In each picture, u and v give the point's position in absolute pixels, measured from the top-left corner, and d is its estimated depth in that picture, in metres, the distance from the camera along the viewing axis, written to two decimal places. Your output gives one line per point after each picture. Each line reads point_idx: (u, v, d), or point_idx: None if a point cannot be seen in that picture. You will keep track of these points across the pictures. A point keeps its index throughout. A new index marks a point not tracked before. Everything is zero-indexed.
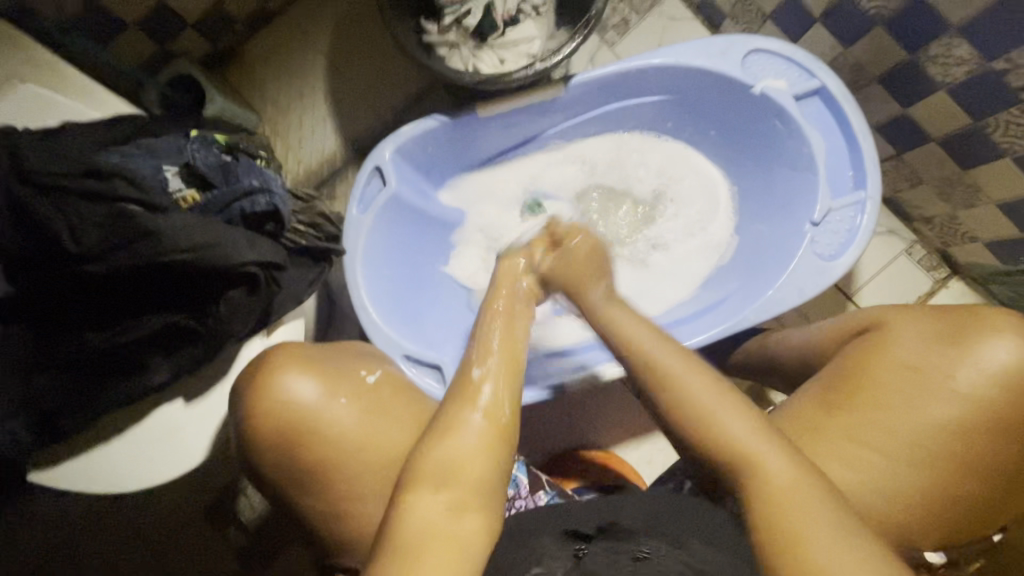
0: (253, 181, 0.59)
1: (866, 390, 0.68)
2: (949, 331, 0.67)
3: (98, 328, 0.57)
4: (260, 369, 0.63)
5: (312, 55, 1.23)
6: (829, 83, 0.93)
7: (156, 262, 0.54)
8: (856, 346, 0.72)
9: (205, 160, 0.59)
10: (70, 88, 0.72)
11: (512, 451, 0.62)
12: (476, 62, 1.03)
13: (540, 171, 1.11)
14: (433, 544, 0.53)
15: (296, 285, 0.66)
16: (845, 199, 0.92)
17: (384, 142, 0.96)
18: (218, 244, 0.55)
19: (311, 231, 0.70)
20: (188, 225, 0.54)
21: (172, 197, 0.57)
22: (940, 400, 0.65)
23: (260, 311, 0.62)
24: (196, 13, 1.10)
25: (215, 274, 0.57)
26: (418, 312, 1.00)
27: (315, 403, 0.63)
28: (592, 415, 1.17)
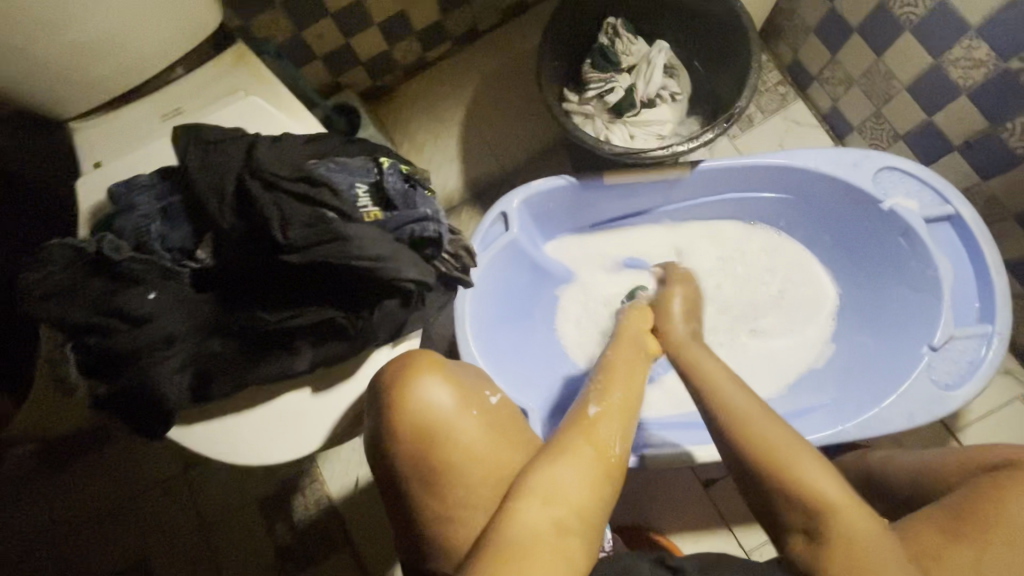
0: (427, 210, 0.66)
1: (1002, 527, 0.61)
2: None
3: (268, 309, 0.64)
4: (399, 371, 0.64)
5: (455, 103, 1.37)
6: (964, 211, 0.92)
7: (338, 264, 0.60)
8: (993, 477, 0.66)
9: (393, 184, 0.66)
10: (282, 105, 0.82)
11: (614, 487, 0.65)
12: (609, 133, 1.11)
13: (647, 243, 1.16)
14: (538, 553, 0.56)
15: (433, 308, 0.71)
16: (968, 330, 0.89)
17: (514, 191, 1.03)
18: (390, 258, 0.62)
19: (454, 261, 0.73)
20: (370, 238, 0.61)
21: (359, 210, 0.63)
22: None
23: (400, 324, 0.68)
24: (370, 53, 1.26)
25: (378, 285, 0.63)
26: (512, 353, 1.03)
27: (450, 412, 0.63)
28: (657, 497, 1.14)
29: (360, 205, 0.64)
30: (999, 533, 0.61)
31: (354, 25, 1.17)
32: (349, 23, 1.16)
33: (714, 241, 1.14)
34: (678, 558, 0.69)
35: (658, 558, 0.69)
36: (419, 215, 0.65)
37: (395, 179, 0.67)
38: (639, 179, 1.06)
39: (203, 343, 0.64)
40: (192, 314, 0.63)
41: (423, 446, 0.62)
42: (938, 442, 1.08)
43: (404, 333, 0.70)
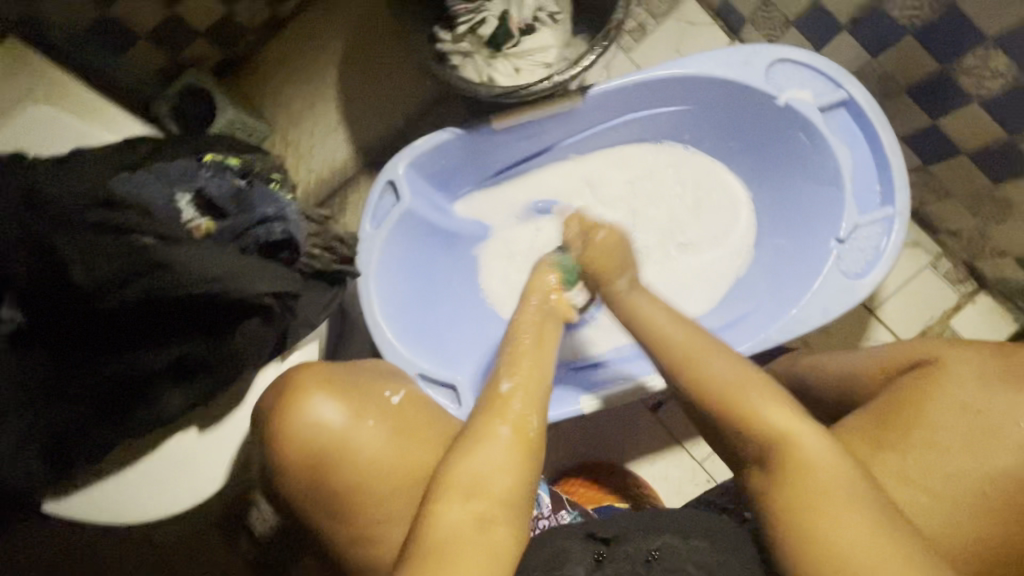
0: (268, 210, 0.59)
1: (919, 429, 0.67)
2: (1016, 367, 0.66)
3: (109, 360, 0.56)
4: (285, 394, 0.62)
5: (323, 62, 1.22)
6: (856, 95, 0.90)
7: (173, 296, 0.54)
8: (907, 380, 0.71)
9: (218, 189, 0.59)
10: (82, 109, 0.71)
11: (539, 462, 0.63)
12: (491, 71, 1.01)
13: (555, 183, 1.09)
14: (466, 550, 0.55)
15: (308, 311, 0.68)
16: (872, 216, 0.89)
17: (398, 156, 0.94)
18: (236, 277, 0.56)
19: (326, 254, 0.68)
20: (206, 259, 0.55)
21: (185, 225, 0.57)
22: (1004, 449, 0.64)
23: (276, 338, 0.63)
24: (207, 20, 1.08)
25: (232, 307, 0.57)
26: (431, 327, 0.98)
27: (343, 427, 0.62)
28: (610, 435, 1.15)
29: (186, 220, 0.58)
30: (918, 435, 0.66)
31: None
32: None
33: (621, 168, 1.09)
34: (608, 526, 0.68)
35: (587, 532, 0.67)
36: (261, 216, 0.59)
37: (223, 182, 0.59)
38: (531, 117, 0.98)
39: (43, 414, 0.56)
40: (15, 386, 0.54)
41: (327, 468, 0.62)
42: (860, 325, 1.12)
43: (291, 342, 0.69)
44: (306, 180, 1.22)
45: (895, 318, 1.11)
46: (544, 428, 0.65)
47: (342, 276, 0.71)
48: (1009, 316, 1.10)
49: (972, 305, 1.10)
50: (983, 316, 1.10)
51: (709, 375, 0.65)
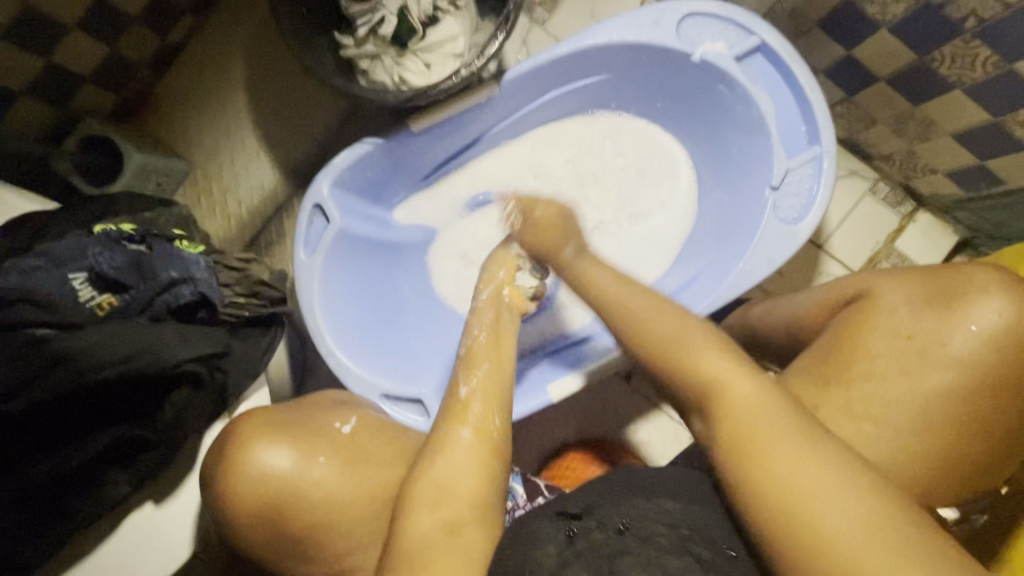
0: (173, 273, 0.66)
1: (862, 366, 0.68)
2: (938, 292, 0.69)
3: (46, 455, 0.61)
4: (232, 445, 0.63)
5: (230, 86, 1.16)
6: (768, 38, 0.88)
7: (92, 380, 0.60)
8: (842, 317, 0.74)
9: (111, 263, 0.65)
10: None
11: (504, 460, 0.64)
12: (401, 71, 0.97)
13: (491, 172, 1.06)
14: (439, 552, 0.57)
15: (250, 358, 0.69)
16: (801, 157, 0.89)
17: (320, 176, 0.90)
18: (147, 348, 0.62)
19: (252, 300, 0.72)
20: (117, 334, 0.61)
21: (88, 305, 0.64)
22: (937, 369, 0.66)
23: (215, 399, 0.67)
24: (93, 63, 1.01)
25: (155, 377, 0.63)
26: (389, 343, 0.97)
27: (294, 469, 0.63)
28: (586, 412, 1.17)
29: (85, 299, 0.64)
30: (860, 367, 0.69)
31: (43, 41, 0.91)
32: (32, 40, 0.90)
33: (554, 147, 1.07)
34: (574, 501, 0.67)
35: (556, 511, 0.66)
36: (167, 280, 0.66)
37: (121, 254, 0.66)
38: (450, 113, 0.95)
39: None
40: None
41: (284, 509, 0.63)
42: (810, 261, 1.14)
43: (234, 399, 0.69)
44: (237, 212, 1.17)
45: (842, 249, 1.13)
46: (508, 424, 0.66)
47: (277, 316, 0.74)
48: (949, 229, 1.12)
49: (914, 225, 1.13)
50: (925, 232, 1.12)
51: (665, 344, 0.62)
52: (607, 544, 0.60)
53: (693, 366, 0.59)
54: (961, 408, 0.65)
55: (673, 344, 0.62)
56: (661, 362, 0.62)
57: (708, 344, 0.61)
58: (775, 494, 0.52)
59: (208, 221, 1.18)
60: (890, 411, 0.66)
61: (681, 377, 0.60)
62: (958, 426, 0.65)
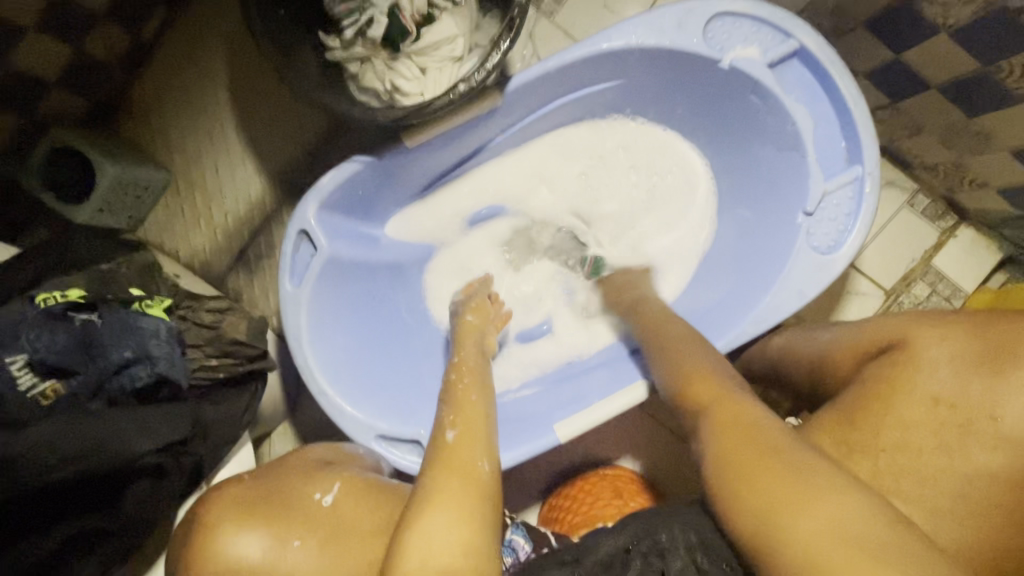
0: (126, 354, 0.63)
1: (905, 433, 0.61)
2: (991, 354, 0.60)
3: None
4: (202, 527, 0.59)
5: (211, 87, 1.07)
6: (808, 43, 0.78)
7: (42, 481, 0.58)
8: (879, 365, 0.66)
9: (54, 347, 0.60)
10: None
11: (493, 510, 0.60)
12: (394, 76, 0.88)
13: (495, 186, 0.98)
14: None
15: (227, 422, 0.68)
16: (840, 179, 0.79)
17: (305, 199, 0.82)
18: (101, 445, 0.60)
19: (225, 361, 0.69)
20: (64, 434, 0.58)
21: (31, 395, 0.59)
22: (985, 447, 0.58)
23: (188, 473, 0.66)
24: (56, 67, 0.92)
25: (118, 469, 0.61)
26: (383, 374, 0.90)
27: (264, 557, 0.58)
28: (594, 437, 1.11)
29: (25, 387, 0.59)
30: (902, 435, 0.62)
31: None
32: None
33: (563, 156, 0.98)
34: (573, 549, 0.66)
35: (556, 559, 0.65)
36: (120, 360, 0.63)
37: (68, 332, 0.62)
38: (449, 126, 0.85)
39: None
40: None
41: None
42: (838, 279, 1.05)
43: (207, 473, 0.69)
44: (223, 223, 1.09)
45: (874, 267, 1.04)
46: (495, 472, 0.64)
47: (254, 376, 0.71)
48: (992, 245, 1.03)
49: (954, 241, 1.03)
50: (966, 249, 1.03)
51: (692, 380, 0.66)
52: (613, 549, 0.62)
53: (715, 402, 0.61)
54: (1016, 496, 0.57)
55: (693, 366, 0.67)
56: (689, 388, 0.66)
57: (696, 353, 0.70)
58: (755, 504, 0.51)
59: (191, 235, 1.10)
60: (926, 489, 0.59)
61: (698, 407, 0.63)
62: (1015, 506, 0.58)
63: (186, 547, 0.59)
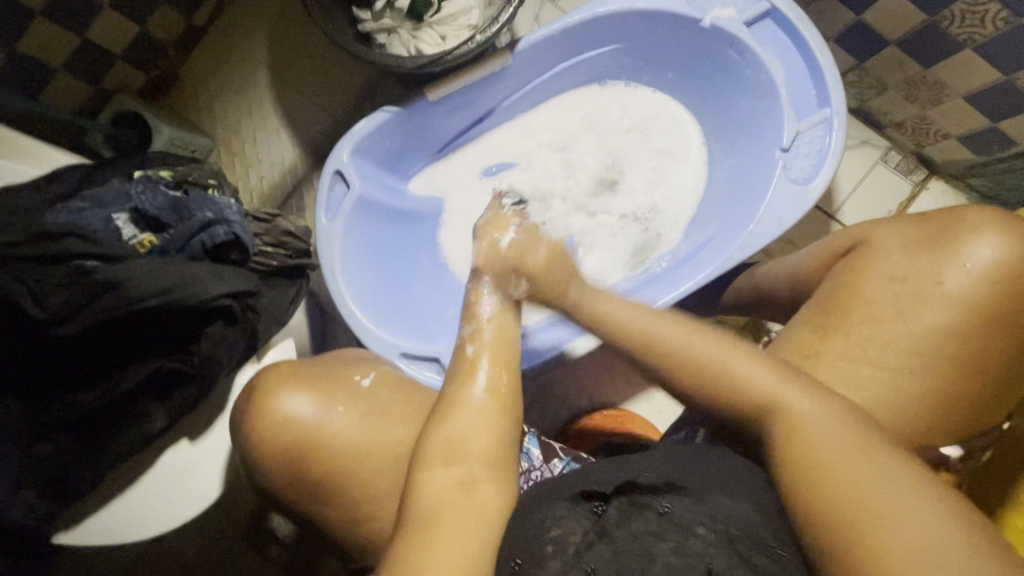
0: (207, 214, 0.71)
1: (863, 309, 0.70)
2: (933, 236, 0.70)
3: (89, 387, 0.67)
4: (259, 391, 0.69)
5: (252, 65, 1.20)
6: (778, 2, 0.90)
7: (131, 310, 0.64)
8: (847, 264, 0.75)
9: (153, 203, 0.71)
10: (32, 159, 0.79)
11: (516, 417, 0.69)
12: (418, 43, 1.00)
13: (506, 144, 1.09)
14: (451, 511, 0.61)
15: (277, 305, 0.76)
16: (811, 119, 0.90)
17: (340, 144, 0.93)
18: (184, 284, 0.66)
19: (278, 250, 0.77)
20: (152, 267, 0.65)
21: (130, 243, 0.70)
22: (933, 307, 0.67)
23: (247, 337, 0.72)
24: (123, 41, 1.06)
25: (194, 310, 0.67)
26: (404, 307, 1.00)
27: (315, 416, 0.68)
28: (604, 378, 1.17)
29: (127, 237, 0.71)
30: (858, 315, 0.70)
31: (77, 19, 0.95)
32: (65, 15, 0.94)
33: (567, 117, 1.10)
34: (598, 479, 0.66)
35: (581, 489, 0.65)
36: (202, 221, 0.71)
37: (162, 196, 0.72)
38: (466, 83, 0.97)
39: (43, 442, 0.66)
40: (10, 427, 0.64)
41: (309, 448, 0.68)
42: (821, 229, 1.14)
43: (262, 343, 0.75)
44: (258, 186, 1.21)
45: (854, 217, 1.13)
46: (514, 381, 0.71)
47: (300, 267, 0.80)
48: (962, 195, 1.12)
49: (926, 193, 1.13)
50: (938, 199, 1.12)
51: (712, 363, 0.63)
52: (645, 524, 0.60)
53: (730, 378, 0.63)
54: (967, 351, 0.66)
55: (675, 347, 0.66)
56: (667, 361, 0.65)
57: (663, 321, 0.68)
58: (838, 519, 0.52)
59: None
60: (893, 353, 0.67)
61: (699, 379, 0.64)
62: (970, 369, 0.66)
63: (246, 411, 0.69)
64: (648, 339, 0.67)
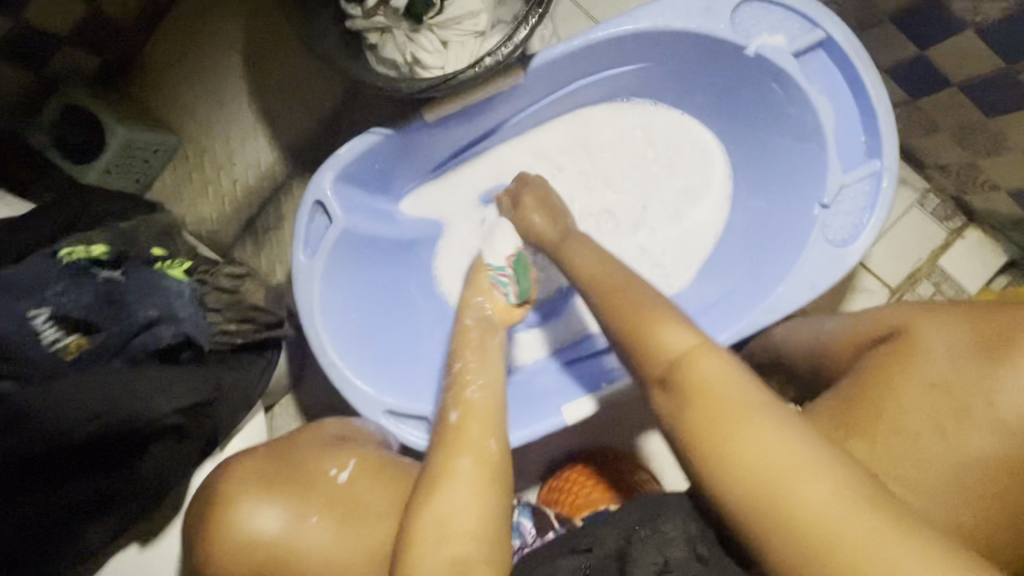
0: (152, 313, 0.64)
1: (884, 417, 0.64)
2: (992, 339, 0.62)
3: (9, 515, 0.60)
4: (222, 502, 0.62)
5: (221, 51, 1.04)
6: (835, 33, 0.78)
7: (66, 439, 0.59)
8: (878, 358, 0.68)
9: (82, 303, 0.63)
10: None
11: (505, 490, 0.62)
12: (415, 49, 0.86)
13: (512, 165, 0.97)
14: None
15: (242, 395, 0.71)
16: (858, 172, 0.80)
17: (321, 170, 0.81)
18: (128, 404, 0.61)
19: (245, 326, 0.71)
20: (79, 389, 0.59)
21: (57, 348, 0.62)
22: (982, 430, 0.60)
23: (203, 438, 0.69)
24: (66, 21, 0.90)
25: (145, 430, 0.63)
26: (392, 352, 0.90)
27: (283, 532, 0.61)
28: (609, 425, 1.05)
29: (51, 342, 0.62)
30: (887, 424, 0.64)
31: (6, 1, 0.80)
32: None
33: (581, 137, 0.97)
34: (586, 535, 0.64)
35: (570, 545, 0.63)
36: (145, 319, 0.64)
37: (93, 287, 0.64)
38: (470, 101, 0.84)
39: None
40: None
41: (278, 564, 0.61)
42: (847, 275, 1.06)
43: (223, 435, 0.72)
44: (232, 192, 1.07)
45: (882, 265, 1.05)
46: (505, 450, 0.65)
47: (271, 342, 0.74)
48: (998, 247, 1.04)
49: (961, 242, 1.04)
50: (973, 250, 1.04)
51: (759, 469, 0.47)
52: (617, 544, 0.61)
53: (688, 371, 0.54)
54: (1008, 478, 0.59)
55: (634, 328, 0.60)
56: (626, 341, 0.60)
57: (629, 303, 0.63)
58: (741, 486, 0.48)
59: (198, 204, 1.07)
60: (923, 471, 0.61)
61: (666, 373, 0.55)
62: None
63: (209, 518, 0.62)
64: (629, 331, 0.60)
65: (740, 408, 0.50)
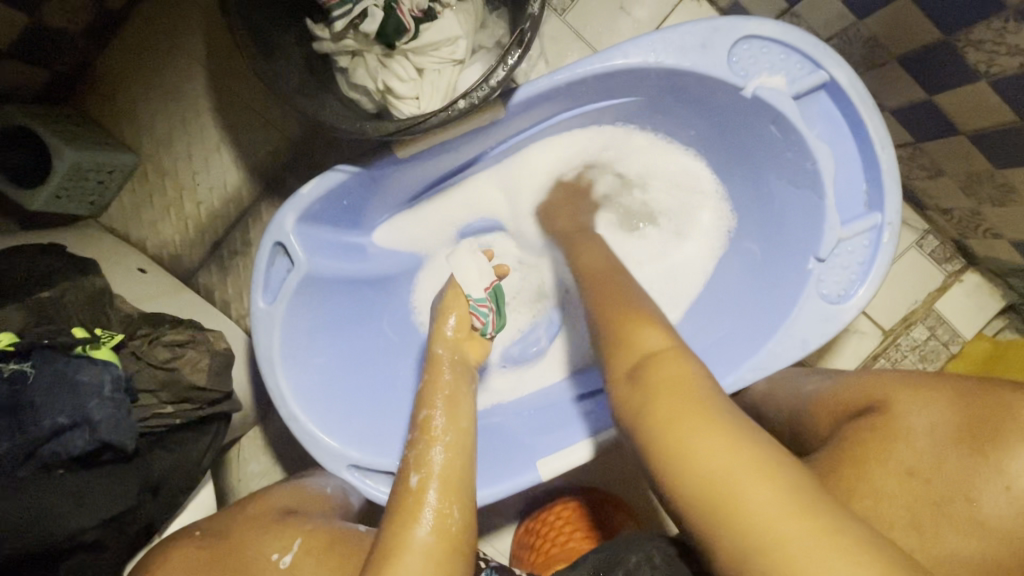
0: (61, 420, 0.62)
1: (860, 498, 0.57)
2: (979, 425, 0.57)
3: None
4: None
5: (184, 61, 0.96)
6: (839, 76, 0.72)
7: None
8: (856, 428, 0.62)
9: None
10: None
11: (462, 564, 0.58)
12: (387, 77, 0.78)
13: (494, 197, 0.92)
14: None
15: (185, 471, 0.73)
16: (858, 226, 0.75)
17: (282, 210, 0.75)
18: (47, 516, 0.61)
19: (183, 405, 0.72)
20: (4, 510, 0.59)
21: None
22: (960, 530, 0.55)
23: (140, 528, 0.70)
24: (9, 34, 0.83)
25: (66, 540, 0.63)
26: (360, 397, 0.85)
27: None
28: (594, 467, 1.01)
29: None
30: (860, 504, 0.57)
31: None
32: None
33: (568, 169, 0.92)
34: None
35: None
36: (55, 426, 0.62)
37: None
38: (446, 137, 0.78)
39: None
40: None
41: None
42: None
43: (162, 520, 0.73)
44: (195, 215, 1.00)
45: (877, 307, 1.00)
46: (465, 520, 0.60)
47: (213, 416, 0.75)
48: (998, 293, 1.00)
49: (959, 285, 1.00)
50: (970, 294, 1.00)
51: (710, 477, 0.47)
52: None
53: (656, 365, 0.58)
54: None
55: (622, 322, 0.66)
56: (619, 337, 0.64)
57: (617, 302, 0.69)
58: (695, 485, 0.48)
59: (159, 227, 1.01)
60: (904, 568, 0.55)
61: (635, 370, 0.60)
62: None
63: None
64: (623, 322, 0.66)
65: (703, 420, 0.51)
